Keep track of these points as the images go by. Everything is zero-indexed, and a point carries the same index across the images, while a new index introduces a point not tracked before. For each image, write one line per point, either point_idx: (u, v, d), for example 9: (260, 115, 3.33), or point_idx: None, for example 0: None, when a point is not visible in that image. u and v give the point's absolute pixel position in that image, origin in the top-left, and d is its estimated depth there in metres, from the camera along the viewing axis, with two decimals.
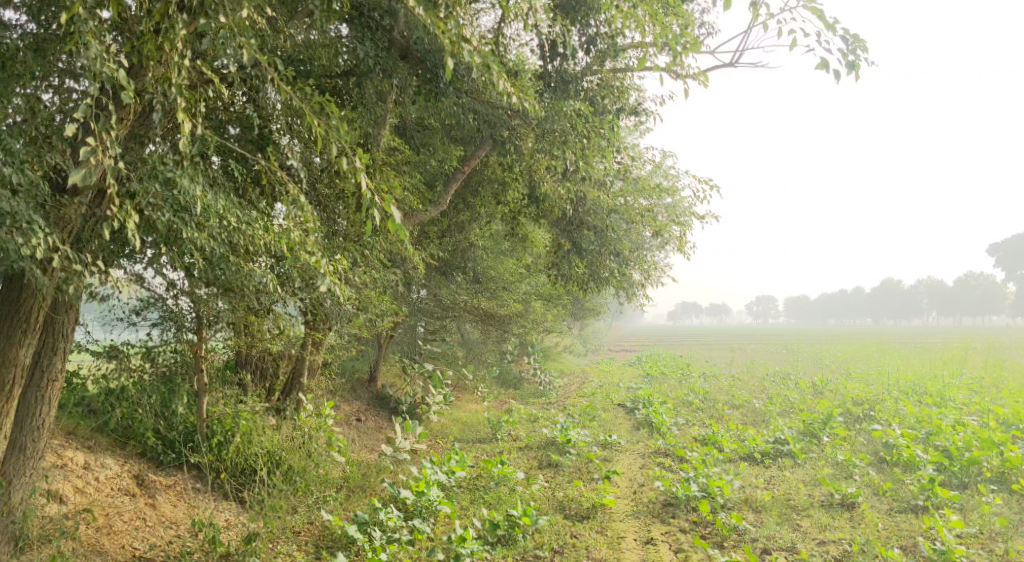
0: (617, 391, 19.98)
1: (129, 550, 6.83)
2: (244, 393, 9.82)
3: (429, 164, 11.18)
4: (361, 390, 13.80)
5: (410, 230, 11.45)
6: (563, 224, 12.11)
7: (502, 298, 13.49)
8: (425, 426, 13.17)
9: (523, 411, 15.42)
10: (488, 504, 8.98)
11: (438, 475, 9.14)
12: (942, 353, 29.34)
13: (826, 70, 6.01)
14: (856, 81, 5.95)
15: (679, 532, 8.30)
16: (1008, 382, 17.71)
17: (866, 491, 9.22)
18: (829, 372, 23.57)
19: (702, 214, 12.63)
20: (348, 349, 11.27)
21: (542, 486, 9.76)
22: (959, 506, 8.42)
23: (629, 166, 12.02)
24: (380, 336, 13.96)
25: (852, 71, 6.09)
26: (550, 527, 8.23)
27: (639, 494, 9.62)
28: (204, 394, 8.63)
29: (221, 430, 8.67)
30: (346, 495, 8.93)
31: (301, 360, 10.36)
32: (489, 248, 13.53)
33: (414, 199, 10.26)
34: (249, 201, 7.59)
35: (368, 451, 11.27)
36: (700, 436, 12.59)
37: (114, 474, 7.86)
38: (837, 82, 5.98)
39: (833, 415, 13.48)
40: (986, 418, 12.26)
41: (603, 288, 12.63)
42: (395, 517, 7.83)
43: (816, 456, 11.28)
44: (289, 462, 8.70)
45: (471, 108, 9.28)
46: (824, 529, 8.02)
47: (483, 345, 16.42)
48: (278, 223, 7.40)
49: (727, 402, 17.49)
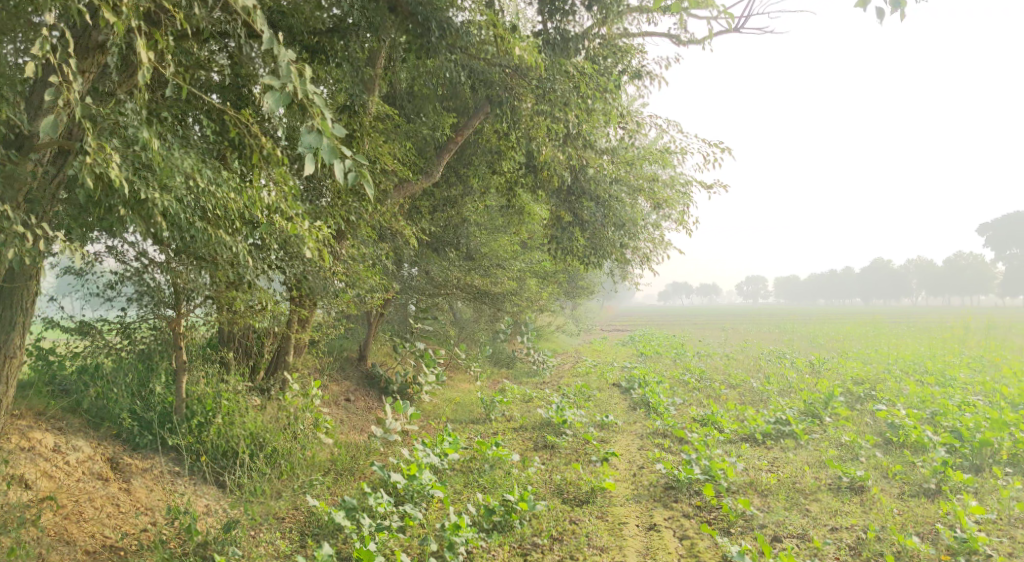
0: (612, 370, 19.65)
1: (99, 539, 6.41)
2: (226, 371, 9.37)
3: (420, 133, 10.72)
4: (351, 369, 13.36)
5: (400, 203, 11.02)
6: (562, 195, 11.64)
7: (496, 275, 12.83)
8: (418, 407, 12.74)
9: (516, 391, 15.01)
10: (483, 488, 8.62)
11: (430, 458, 8.72)
12: (939, 332, 29.05)
13: (867, 9, 5.54)
14: (901, 21, 5.46)
15: (683, 517, 7.93)
16: (1011, 361, 17.41)
17: (875, 474, 8.85)
18: (825, 352, 23.20)
19: (706, 185, 12.19)
20: (336, 327, 10.85)
21: (538, 469, 9.36)
22: (974, 490, 8.10)
23: (631, 135, 11.53)
24: (369, 314, 13.53)
25: (895, 10, 5.57)
26: (548, 512, 7.84)
27: (639, 476, 9.25)
28: (183, 373, 8.12)
29: (201, 410, 8.27)
30: (333, 479, 8.54)
31: (287, 338, 9.92)
32: (482, 223, 13.12)
33: (404, 167, 9.81)
34: (223, 164, 7.17)
35: (358, 432, 10.85)
36: (699, 417, 12.21)
37: (86, 457, 7.42)
38: (879, 22, 5.47)
39: (835, 394, 13.10)
40: (993, 399, 11.91)
41: (602, 263, 12.20)
42: (386, 502, 7.39)
43: (820, 436, 10.91)
44: (273, 444, 8.27)
45: (466, 66, 8.77)
46: (834, 515, 7.66)
47: (476, 324, 16.05)
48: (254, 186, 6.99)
49: (723, 382, 17.14)
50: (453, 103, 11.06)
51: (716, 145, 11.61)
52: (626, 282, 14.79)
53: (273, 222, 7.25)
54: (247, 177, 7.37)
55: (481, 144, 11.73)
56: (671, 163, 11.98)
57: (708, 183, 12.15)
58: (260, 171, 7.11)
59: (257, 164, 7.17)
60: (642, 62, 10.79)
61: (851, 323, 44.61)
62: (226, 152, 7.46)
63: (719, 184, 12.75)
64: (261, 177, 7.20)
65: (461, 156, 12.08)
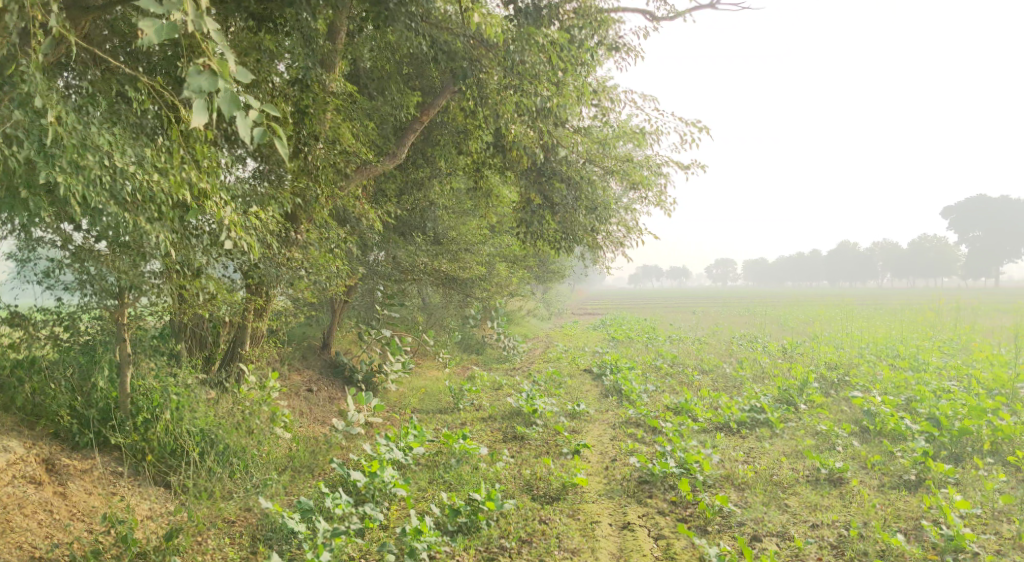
0: (583, 356, 19.28)
1: (26, 551, 5.90)
2: (176, 364, 8.78)
3: (383, 111, 10.18)
4: (314, 358, 12.80)
5: (363, 185, 10.52)
6: (531, 176, 11.18)
7: (463, 259, 12.44)
8: (384, 398, 12.29)
9: (485, 379, 14.59)
10: (448, 485, 8.23)
11: (393, 453, 8.34)
12: (908, 316, 29.08)
13: None
14: None
15: (658, 515, 7.60)
16: (981, 344, 17.40)
17: (853, 465, 8.60)
18: (798, 336, 23.07)
19: (684, 163, 11.72)
20: (295, 315, 10.31)
21: (507, 464, 8.95)
22: (955, 481, 7.90)
23: (605, 113, 11.04)
24: (333, 300, 12.96)
25: None
26: (517, 512, 7.47)
27: (611, 470, 8.90)
28: (127, 366, 7.49)
29: (147, 405, 7.61)
30: (290, 477, 8.12)
31: (243, 327, 9.37)
32: (450, 206, 12.65)
33: (365, 147, 9.26)
34: (152, 144, 6.67)
35: (319, 425, 10.36)
36: (672, 405, 11.84)
37: (18, 458, 6.80)
38: None
39: (810, 381, 12.81)
40: (967, 384, 11.72)
41: (573, 248, 11.77)
42: (344, 503, 7.00)
43: (795, 425, 10.62)
44: (226, 441, 7.77)
45: (425, 35, 8.31)
46: (815, 511, 7.42)
47: (444, 310, 15.58)
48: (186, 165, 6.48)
49: (695, 367, 16.89)
50: (418, 79, 10.52)
51: (694, 123, 10.91)
52: (598, 265, 14.38)
53: (213, 206, 6.76)
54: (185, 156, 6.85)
55: (448, 121, 11.23)
56: (646, 143, 11.56)
57: (684, 163, 11.74)
58: (194, 150, 6.62)
59: (192, 140, 6.66)
60: (618, 34, 10.45)
61: (820, 305, 44.70)
62: (161, 131, 6.95)
63: (695, 165, 12.15)
64: (195, 156, 6.72)
65: (427, 137, 11.62)
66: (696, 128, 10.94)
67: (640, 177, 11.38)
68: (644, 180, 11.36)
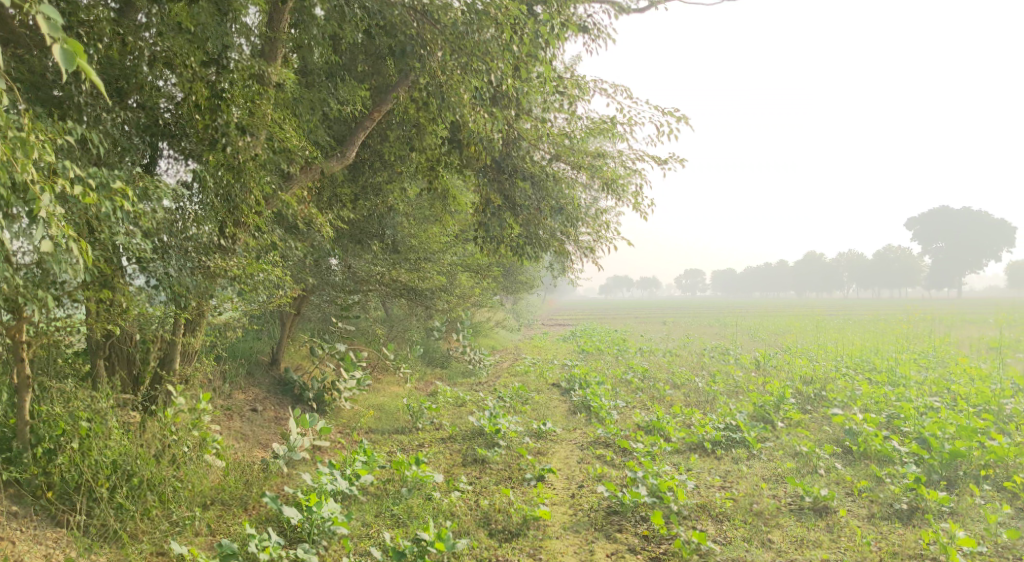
0: (552, 369, 18.45)
1: None
2: (95, 386, 7.76)
3: (328, 106, 9.33)
4: (262, 375, 11.73)
5: (309, 188, 9.68)
6: (490, 173, 10.55)
7: (425, 269, 11.35)
8: (336, 418, 11.32)
9: (448, 395, 13.66)
10: (397, 519, 7.39)
11: (335, 483, 7.46)
12: (879, 326, 28.73)
13: None
14: None
15: (629, 553, 6.88)
16: (958, 356, 16.94)
17: (838, 492, 7.88)
18: (770, 347, 22.44)
19: (663, 156, 10.96)
20: (233, 330, 9.37)
21: (465, 493, 8.13)
22: (950, 511, 7.29)
23: (572, 104, 10.32)
24: (282, 311, 11.99)
25: None
26: (469, 552, 6.76)
27: (578, 499, 8.11)
28: (27, 389, 6.52)
29: (50, 434, 6.63)
30: (217, 514, 7.27)
31: (172, 344, 8.27)
32: (409, 213, 11.80)
33: (303, 145, 8.42)
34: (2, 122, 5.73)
35: (258, 451, 9.39)
36: (643, 423, 11.02)
37: None
38: None
39: (786, 397, 12.05)
40: (949, 400, 11.07)
41: (540, 253, 10.98)
42: (273, 547, 6.26)
43: (774, 445, 9.89)
44: (142, 475, 6.83)
45: None
46: (802, 548, 6.80)
47: (406, 322, 14.69)
48: (17, 144, 5.43)
49: (668, 380, 16.18)
50: (372, 76, 9.76)
51: (671, 111, 10.24)
52: (567, 274, 13.51)
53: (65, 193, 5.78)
54: (53, 138, 5.97)
55: (400, 116, 10.44)
56: (620, 137, 10.82)
57: (661, 158, 10.98)
58: (28, 124, 5.61)
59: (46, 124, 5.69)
60: (586, 14, 9.94)
61: (790, 315, 44.29)
62: (16, 104, 6.02)
63: (676, 159, 11.03)
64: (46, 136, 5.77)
65: (382, 136, 10.83)
66: (673, 116, 10.24)
67: (610, 175, 10.66)
68: (615, 178, 10.66)
